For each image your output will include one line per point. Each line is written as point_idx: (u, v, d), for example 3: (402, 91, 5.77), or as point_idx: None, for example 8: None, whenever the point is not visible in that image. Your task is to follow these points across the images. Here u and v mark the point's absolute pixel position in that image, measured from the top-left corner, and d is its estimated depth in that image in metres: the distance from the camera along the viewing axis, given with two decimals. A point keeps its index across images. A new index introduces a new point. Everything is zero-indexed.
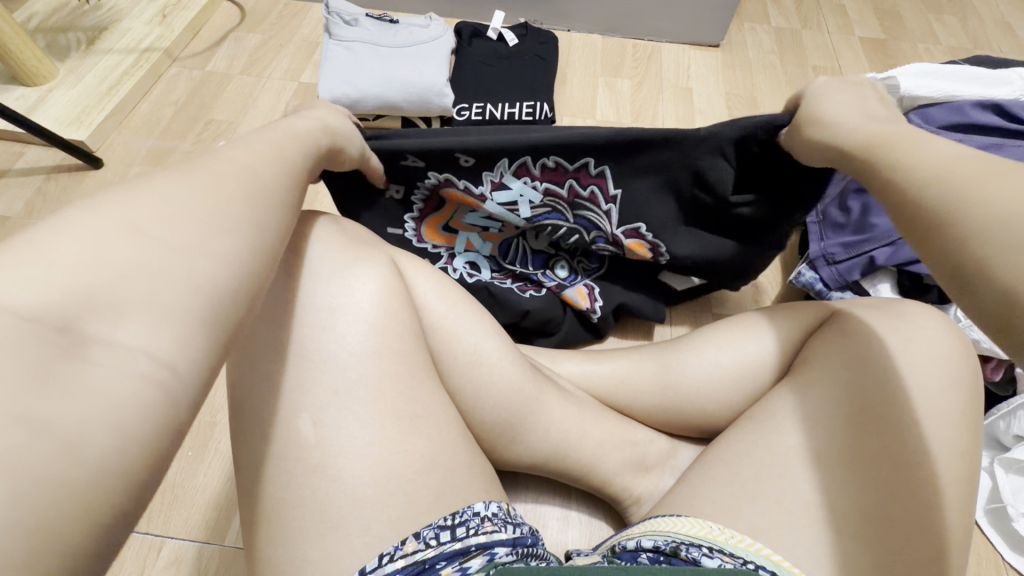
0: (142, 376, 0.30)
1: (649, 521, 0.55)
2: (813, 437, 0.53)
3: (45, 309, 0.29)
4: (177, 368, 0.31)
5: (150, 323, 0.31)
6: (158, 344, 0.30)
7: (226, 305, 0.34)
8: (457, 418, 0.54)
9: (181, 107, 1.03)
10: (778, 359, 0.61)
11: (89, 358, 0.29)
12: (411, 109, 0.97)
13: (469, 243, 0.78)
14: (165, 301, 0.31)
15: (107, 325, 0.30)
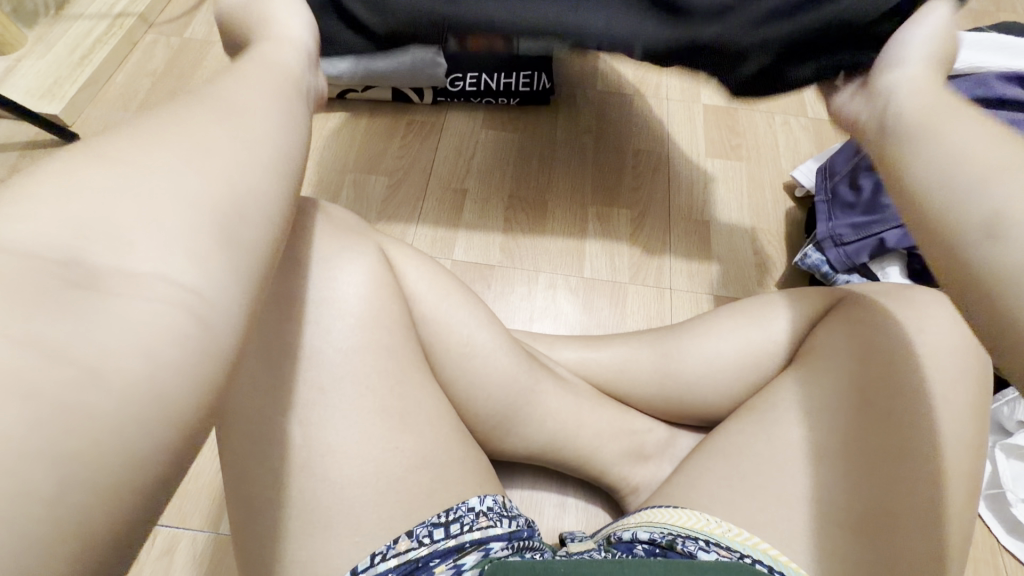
0: (164, 300, 0.23)
1: (644, 511, 0.54)
2: (815, 431, 0.52)
3: (49, 227, 0.22)
4: (201, 295, 0.23)
5: (167, 239, 0.24)
6: (176, 263, 0.23)
7: (240, 225, 0.26)
8: (450, 412, 0.53)
9: (160, 78, 0.97)
10: (781, 349, 0.59)
11: (96, 290, 0.22)
12: (400, 82, 0.90)
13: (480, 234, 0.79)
14: (194, 218, 0.25)
15: (119, 249, 0.23)
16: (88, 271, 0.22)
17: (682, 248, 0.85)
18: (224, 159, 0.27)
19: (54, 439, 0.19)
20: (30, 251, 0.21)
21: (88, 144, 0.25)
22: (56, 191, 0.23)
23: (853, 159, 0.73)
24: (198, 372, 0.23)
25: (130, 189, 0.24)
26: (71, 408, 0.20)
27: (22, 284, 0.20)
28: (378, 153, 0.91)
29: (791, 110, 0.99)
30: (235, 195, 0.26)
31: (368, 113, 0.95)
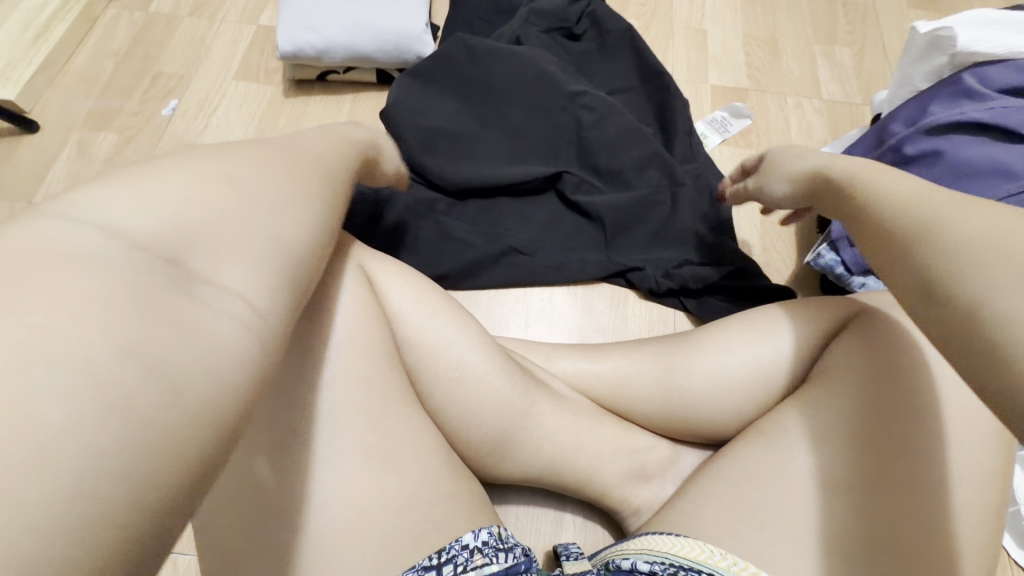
0: (234, 315, 0.27)
1: (642, 536, 0.51)
2: (826, 460, 0.49)
3: (150, 237, 0.27)
4: (267, 317, 0.29)
5: (246, 265, 0.29)
6: (253, 284, 0.29)
7: (297, 268, 0.32)
8: (440, 442, 0.49)
9: (123, 58, 0.90)
10: (793, 368, 0.56)
11: (191, 293, 0.27)
12: (387, 61, 0.85)
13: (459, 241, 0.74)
14: (257, 242, 0.30)
15: (210, 265, 0.28)
16: (189, 277, 0.27)
17: None
18: (296, 210, 0.33)
19: (145, 417, 0.23)
20: (141, 251, 0.26)
21: (190, 168, 0.31)
22: (165, 204, 0.28)
23: (875, 154, 0.64)
24: (245, 384, 0.27)
25: (219, 214, 0.30)
26: (166, 387, 0.24)
27: (142, 279, 0.26)
28: None
29: (805, 91, 0.92)
30: (297, 240, 0.32)
31: (351, 97, 0.87)
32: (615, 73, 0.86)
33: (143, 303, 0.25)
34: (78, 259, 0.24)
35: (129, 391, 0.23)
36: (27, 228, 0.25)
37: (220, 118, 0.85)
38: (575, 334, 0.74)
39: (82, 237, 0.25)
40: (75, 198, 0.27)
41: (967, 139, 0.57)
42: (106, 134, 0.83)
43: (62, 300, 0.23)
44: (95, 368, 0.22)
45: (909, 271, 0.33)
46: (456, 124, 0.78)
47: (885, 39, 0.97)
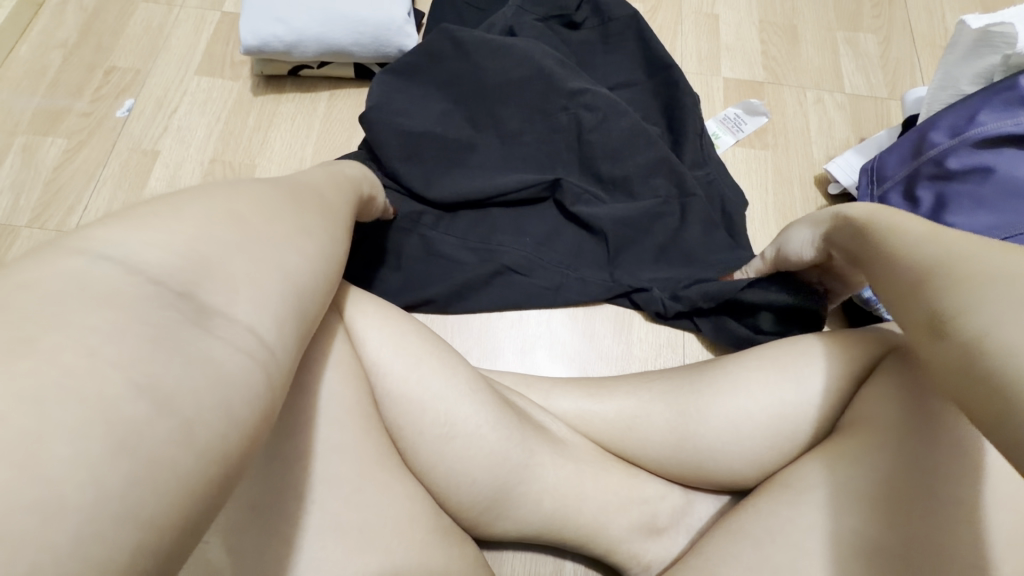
0: (247, 351, 0.27)
1: None
2: (861, 524, 0.43)
3: (165, 268, 0.26)
4: (274, 350, 0.28)
5: (257, 298, 0.28)
6: (265, 321, 0.28)
7: (304, 300, 0.31)
8: (427, 510, 0.43)
9: (72, 51, 0.81)
10: (817, 412, 0.50)
11: (207, 326, 0.26)
12: (364, 55, 0.76)
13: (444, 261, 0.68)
14: (266, 282, 0.29)
15: (222, 297, 0.27)
16: (204, 311, 0.26)
17: None
18: (302, 243, 0.33)
19: (153, 455, 0.22)
20: (154, 280, 0.26)
21: (202, 203, 0.30)
22: (176, 237, 0.27)
23: (911, 166, 0.62)
24: (252, 415, 0.26)
25: (229, 249, 0.29)
26: (182, 425, 0.23)
27: (160, 315, 0.25)
28: (339, 146, 0.76)
29: (826, 83, 0.84)
30: (303, 275, 0.32)
31: (327, 95, 0.79)
32: (618, 66, 0.78)
33: (157, 338, 0.24)
34: (98, 296, 0.24)
35: (148, 431, 0.22)
36: (46, 272, 0.24)
37: (181, 118, 0.77)
38: (575, 362, 0.68)
39: (101, 275, 0.24)
40: (93, 234, 0.26)
41: (1019, 155, 0.55)
42: (54, 139, 0.75)
43: (86, 338, 0.22)
44: (114, 405, 0.22)
45: (920, 307, 0.35)
46: (444, 129, 0.71)
47: (913, 22, 0.89)
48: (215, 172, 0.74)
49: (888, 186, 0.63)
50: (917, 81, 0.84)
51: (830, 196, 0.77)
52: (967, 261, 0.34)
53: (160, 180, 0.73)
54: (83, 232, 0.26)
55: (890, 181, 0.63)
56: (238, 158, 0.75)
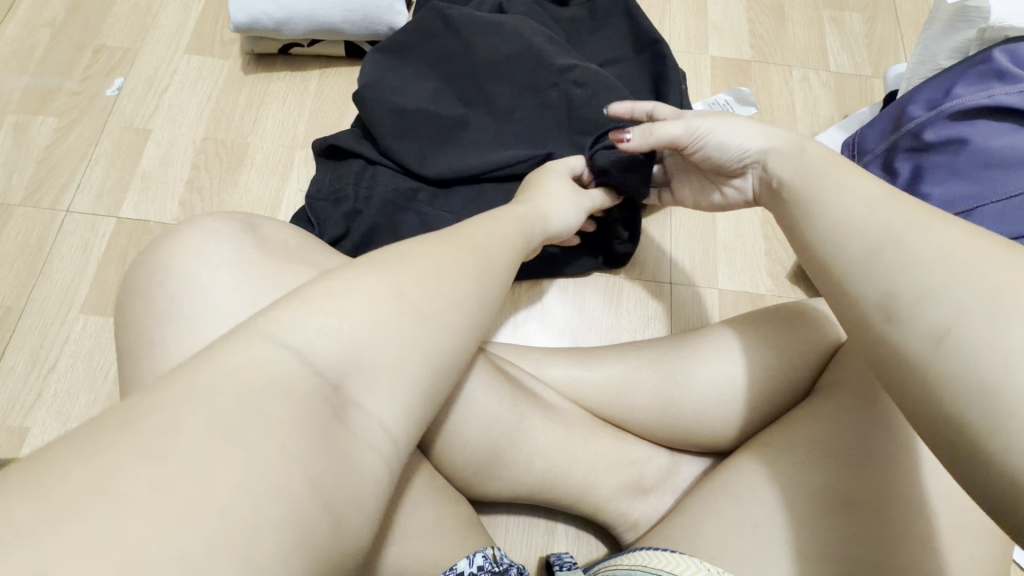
0: (377, 446, 0.28)
1: (633, 550, 0.47)
2: (834, 477, 0.45)
3: (327, 359, 0.29)
4: (400, 442, 0.30)
5: (392, 390, 0.30)
6: (393, 411, 0.30)
7: (433, 382, 0.32)
8: (422, 468, 0.45)
9: (59, 29, 0.80)
10: (796, 379, 0.54)
11: (347, 420, 0.28)
12: (354, 33, 0.77)
13: None
14: (407, 365, 0.31)
15: (362, 389, 0.29)
16: (345, 404, 0.28)
17: (684, 235, 0.75)
18: (449, 319, 0.33)
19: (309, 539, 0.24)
20: (315, 367, 0.28)
21: (377, 282, 0.32)
22: (345, 321, 0.30)
23: (891, 139, 0.64)
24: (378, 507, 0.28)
25: (385, 336, 0.30)
26: (332, 521, 0.25)
27: (313, 409, 0.27)
28: (331, 124, 0.77)
29: (811, 62, 0.85)
30: (443, 353, 0.32)
31: (318, 73, 0.79)
32: (607, 43, 0.78)
33: (316, 430, 0.26)
34: (279, 391, 0.26)
35: (308, 520, 0.24)
36: (240, 360, 0.26)
37: (172, 97, 0.77)
38: (569, 334, 0.70)
39: (276, 365, 0.27)
40: (281, 319, 0.29)
41: (992, 126, 0.57)
42: (44, 119, 0.75)
43: (275, 433, 0.25)
44: (287, 492, 0.24)
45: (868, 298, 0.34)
46: (436, 107, 0.72)
47: (898, 1, 0.90)
48: (207, 151, 0.74)
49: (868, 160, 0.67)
50: (901, 60, 0.86)
51: None
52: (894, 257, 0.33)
53: (152, 159, 0.73)
54: (270, 315, 0.29)
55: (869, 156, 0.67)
56: (230, 136, 0.75)
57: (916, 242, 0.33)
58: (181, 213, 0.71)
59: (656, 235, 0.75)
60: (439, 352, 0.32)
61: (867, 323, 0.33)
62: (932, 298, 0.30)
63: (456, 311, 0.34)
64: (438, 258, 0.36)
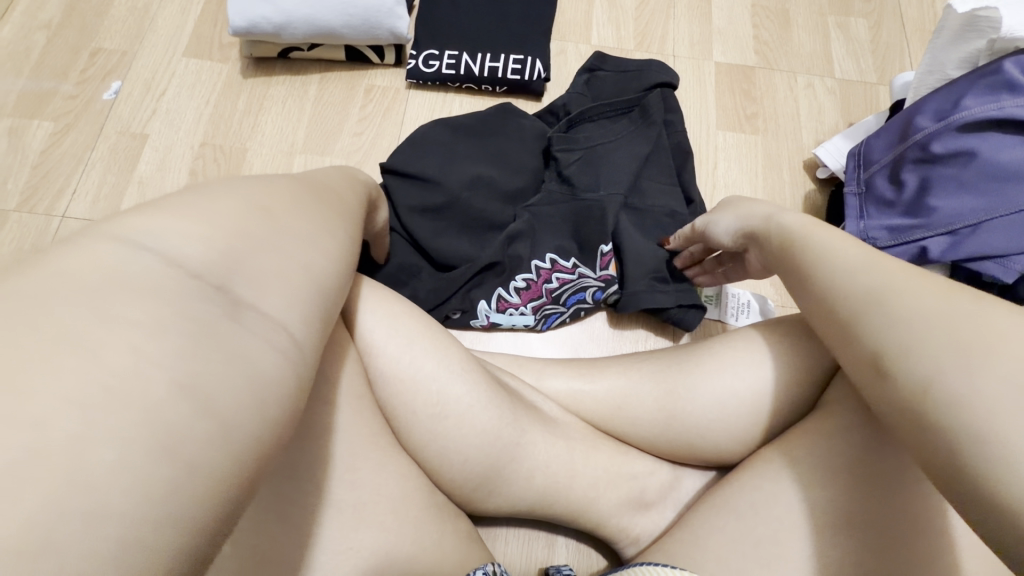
0: (274, 345, 0.27)
1: (634, 567, 0.47)
2: (842, 495, 0.44)
3: (203, 264, 0.26)
4: (300, 343, 0.28)
5: (284, 292, 0.28)
6: (289, 312, 0.28)
7: (326, 296, 0.31)
8: (421, 485, 0.45)
9: (56, 31, 0.79)
10: (806, 390, 0.52)
11: (239, 319, 0.26)
12: (354, 37, 0.76)
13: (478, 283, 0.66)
14: (292, 277, 0.29)
15: (255, 290, 0.27)
16: (236, 304, 0.27)
17: None
18: (324, 243, 0.33)
19: (175, 437, 0.22)
20: (185, 269, 0.26)
21: (235, 198, 0.30)
22: (213, 228, 0.28)
23: (897, 150, 0.63)
24: (281, 413, 0.26)
25: (262, 246, 0.29)
26: (214, 419, 0.23)
27: (186, 303, 0.25)
28: (331, 129, 0.76)
29: (817, 68, 0.84)
30: (327, 273, 0.32)
31: (317, 78, 0.79)
32: (625, 80, 0.76)
33: (189, 333, 0.24)
34: (138, 290, 0.24)
35: (185, 434, 0.22)
36: (89, 262, 0.24)
37: (170, 101, 0.76)
38: (574, 347, 0.70)
39: (135, 262, 0.25)
40: (133, 223, 0.26)
41: (1002, 139, 0.56)
42: (40, 123, 0.74)
43: (132, 335, 0.23)
44: (151, 403, 0.22)
45: (863, 342, 0.36)
46: (445, 142, 0.70)
47: (904, 7, 0.89)
48: (205, 156, 0.73)
49: (873, 170, 0.66)
50: (907, 67, 0.85)
51: (819, 180, 0.78)
52: (893, 301, 0.35)
53: (149, 164, 0.73)
54: (120, 221, 0.26)
55: (875, 166, 0.65)
56: (228, 141, 0.74)
57: (908, 293, 0.34)
58: None
59: None
60: (325, 275, 0.31)
61: (869, 381, 0.35)
62: (915, 351, 0.32)
63: (319, 233, 0.33)
64: (282, 185, 0.34)
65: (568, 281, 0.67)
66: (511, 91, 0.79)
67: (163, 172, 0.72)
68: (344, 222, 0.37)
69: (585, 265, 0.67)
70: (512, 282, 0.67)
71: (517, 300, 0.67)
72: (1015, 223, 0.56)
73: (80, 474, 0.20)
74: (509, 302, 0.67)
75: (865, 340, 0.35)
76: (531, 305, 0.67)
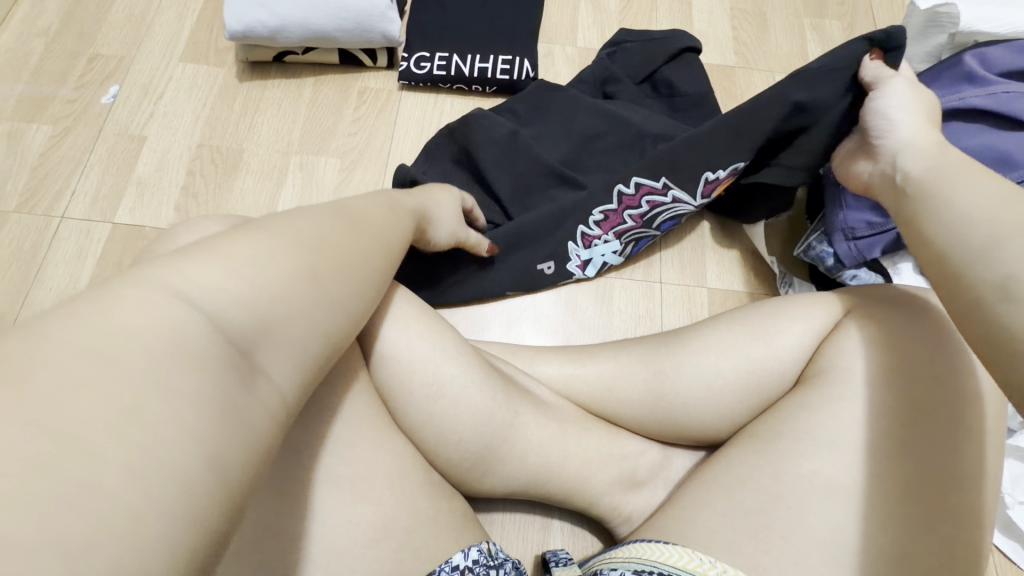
0: (276, 419, 0.28)
1: (631, 544, 0.48)
2: (827, 465, 0.46)
3: (238, 328, 0.28)
4: (294, 416, 0.29)
5: (294, 361, 0.30)
6: (291, 385, 0.29)
7: (330, 355, 0.33)
8: (418, 465, 0.46)
9: (54, 38, 0.81)
10: (789, 370, 0.53)
11: (256, 391, 0.27)
12: (347, 40, 0.78)
13: (587, 241, 0.72)
14: (307, 348, 0.31)
15: (272, 359, 0.29)
16: (257, 378, 0.28)
17: (672, 243, 0.78)
18: (351, 303, 0.34)
19: (193, 491, 0.23)
20: (222, 332, 0.27)
21: (291, 252, 0.32)
22: (260, 288, 0.29)
23: None
24: (270, 481, 0.27)
25: (296, 312, 0.30)
26: (229, 494, 0.24)
27: (219, 373, 0.26)
28: (326, 129, 0.78)
29: (793, 67, 0.88)
30: (341, 332, 0.33)
31: (312, 80, 0.81)
32: (653, 48, 0.79)
33: (221, 402, 0.25)
34: (184, 357, 0.25)
35: (199, 494, 0.23)
36: (139, 316, 0.25)
37: (167, 104, 0.78)
38: (566, 333, 0.72)
39: (179, 320, 0.26)
40: (186, 271, 0.28)
41: (965, 127, 0.59)
42: (39, 126, 0.75)
43: (179, 407, 0.24)
44: (185, 466, 0.23)
45: (986, 267, 0.36)
46: (503, 139, 0.74)
47: (876, 8, 0.93)
48: (203, 157, 0.75)
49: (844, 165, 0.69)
50: None
51: None
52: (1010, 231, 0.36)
53: (147, 165, 0.74)
54: (176, 269, 0.27)
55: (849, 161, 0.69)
56: (225, 143, 0.76)
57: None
58: (176, 218, 0.71)
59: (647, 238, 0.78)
60: (334, 336, 0.33)
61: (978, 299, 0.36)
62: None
63: (355, 291, 0.35)
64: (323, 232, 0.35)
65: (660, 205, 0.71)
66: (500, 91, 0.81)
67: (162, 172, 0.74)
68: (383, 262, 0.39)
69: (677, 188, 0.70)
70: (591, 216, 0.71)
71: (620, 226, 0.71)
72: None
73: (125, 521, 0.21)
74: (614, 219, 0.71)
75: (994, 265, 0.35)
76: (629, 216, 0.71)
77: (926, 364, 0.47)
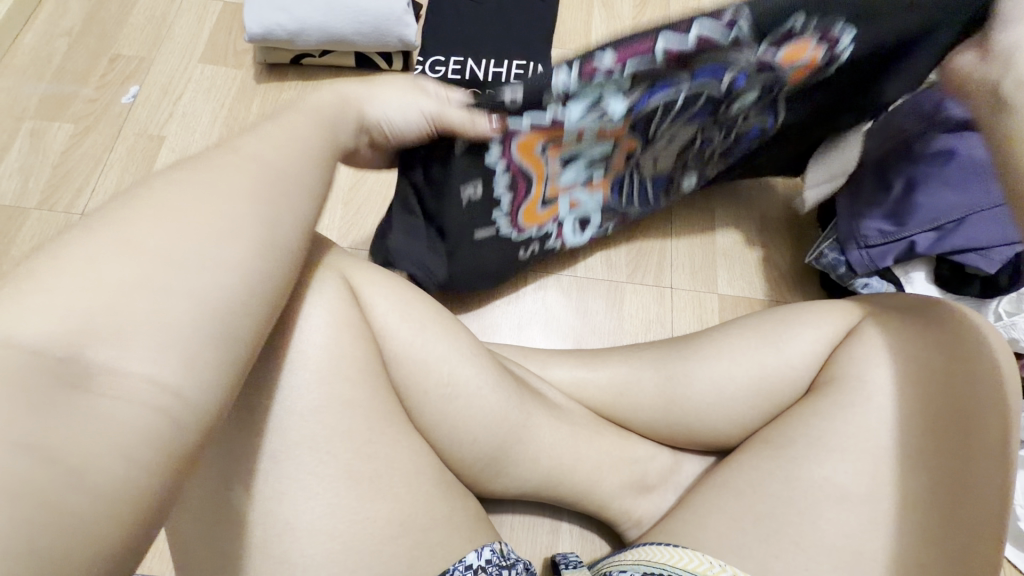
0: (150, 402, 0.24)
1: (639, 547, 0.49)
2: (840, 472, 0.46)
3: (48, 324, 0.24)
4: (186, 395, 0.25)
5: (159, 340, 0.25)
6: (167, 365, 0.25)
7: (225, 322, 0.28)
8: (433, 465, 0.47)
9: (77, 38, 0.82)
10: (801, 377, 0.53)
11: (91, 386, 0.24)
12: (364, 44, 0.79)
13: (587, 67, 0.48)
14: (175, 319, 0.26)
15: (114, 348, 0.25)
16: (90, 370, 0.24)
17: (684, 248, 0.78)
18: (233, 249, 0.29)
19: (60, 504, 0.21)
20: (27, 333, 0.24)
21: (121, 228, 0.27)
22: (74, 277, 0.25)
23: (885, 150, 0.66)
24: (155, 463, 0.24)
25: (131, 284, 0.26)
26: (71, 486, 0.22)
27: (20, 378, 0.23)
28: None
29: None
30: (229, 299, 0.28)
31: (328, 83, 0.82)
32: None
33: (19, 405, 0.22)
34: None
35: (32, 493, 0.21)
36: None
37: (186, 105, 0.79)
38: (578, 337, 0.73)
39: None
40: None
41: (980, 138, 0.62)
42: (60, 125, 0.77)
43: None
44: None
45: None
46: None
47: None
48: None
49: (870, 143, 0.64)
50: None
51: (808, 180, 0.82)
52: None
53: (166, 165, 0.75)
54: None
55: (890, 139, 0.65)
56: None
57: None
58: None
59: (659, 243, 0.79)
60: (225, 299, 0.28)
61: None
62: None
63: (233, 242, 0.29)
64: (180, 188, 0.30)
65: (712, 42, 0.49)
66: None
67: None
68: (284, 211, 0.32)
69: (750, 18, 0.48)
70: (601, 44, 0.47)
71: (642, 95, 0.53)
72: (993, 216, 0.61)
73: None
74: (635, 52, 0.48)
75: None
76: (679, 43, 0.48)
77: (943, 375, 0.47)
